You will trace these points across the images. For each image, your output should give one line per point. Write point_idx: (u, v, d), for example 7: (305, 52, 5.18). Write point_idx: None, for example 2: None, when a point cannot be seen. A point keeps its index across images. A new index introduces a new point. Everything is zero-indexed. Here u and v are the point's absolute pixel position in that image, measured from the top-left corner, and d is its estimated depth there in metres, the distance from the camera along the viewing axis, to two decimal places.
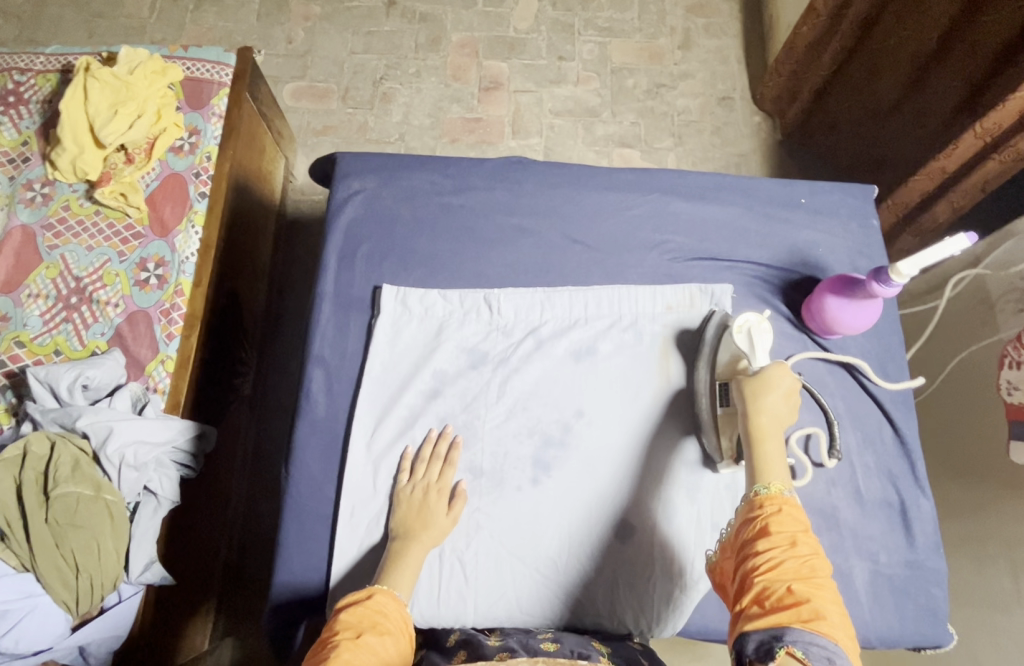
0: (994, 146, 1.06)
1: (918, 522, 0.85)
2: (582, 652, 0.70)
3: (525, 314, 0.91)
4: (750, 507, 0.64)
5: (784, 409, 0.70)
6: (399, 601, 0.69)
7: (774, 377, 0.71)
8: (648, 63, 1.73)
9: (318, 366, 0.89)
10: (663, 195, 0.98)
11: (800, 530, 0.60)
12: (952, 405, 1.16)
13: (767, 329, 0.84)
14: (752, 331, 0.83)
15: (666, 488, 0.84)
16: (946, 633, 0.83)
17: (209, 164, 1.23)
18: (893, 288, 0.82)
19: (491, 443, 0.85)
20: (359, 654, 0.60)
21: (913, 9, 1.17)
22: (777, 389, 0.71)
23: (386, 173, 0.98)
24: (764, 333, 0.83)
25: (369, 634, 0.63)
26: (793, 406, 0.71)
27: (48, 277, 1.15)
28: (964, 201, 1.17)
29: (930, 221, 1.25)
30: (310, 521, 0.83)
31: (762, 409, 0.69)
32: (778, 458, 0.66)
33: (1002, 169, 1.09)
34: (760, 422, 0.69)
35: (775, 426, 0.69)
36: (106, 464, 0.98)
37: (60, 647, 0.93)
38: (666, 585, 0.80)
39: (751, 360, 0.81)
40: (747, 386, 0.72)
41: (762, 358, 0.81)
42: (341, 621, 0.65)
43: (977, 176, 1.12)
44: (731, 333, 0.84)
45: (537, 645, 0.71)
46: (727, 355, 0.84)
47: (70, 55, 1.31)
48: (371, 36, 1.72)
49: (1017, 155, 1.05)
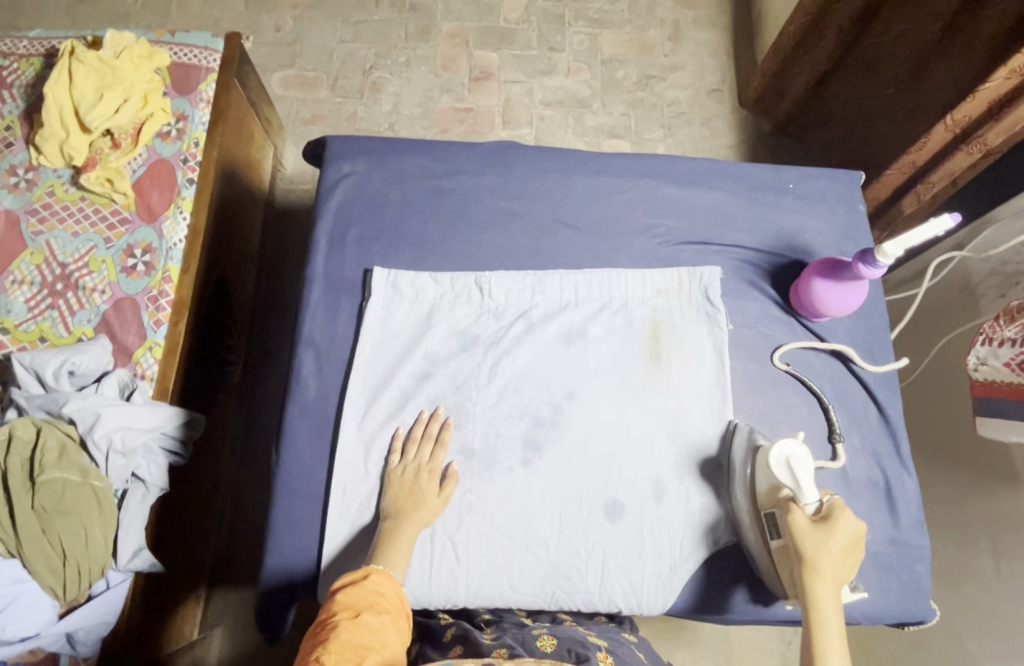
0: (963, 138, 1.09)
1: (903, 501, 0.87)
2: (579, 650, 0.71)
3: (516, 297, 0.91)
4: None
5: (841, 573, 0.67)
6: (394, 581, 0.69)
7: (837, 529, 0.68)
8: (638, 55, 1.73)
9: (308, 349, 0.89)
10: (652, 180, 0.98)
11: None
12: (934, 389, 1.18)
13: (806, 453, 0.74)
14: (791, 464, 0.73)
15: (659, 472, 0.84)
16: (930, 609, 0.84)
17: (197, 150, 1.22)
18: (878, 269, 0.82)
19: (483, 424, 0.85)
20: (360, 633, 0.61)
21: (903, 12, 1.19)
22: (837, 550, 0.67)
23: (376, 156, 0.97)
24: (804, 459, 0.73)
25: (367, 614, 0.63)
26: (850, 563, 0.69)
27: (32, 264, 1.14)
28: (930, 195, 1.20)
29: (899, 212, 1.27)
30: (300, 502, 0.83)
31: (821, 578, 0.66)
32: (836, 642, 0.63)
33: (970, 161, 1.11)
34: (819, 592, 0.66)
35: (835, 591, 0.66)
36: (93, 450, 0.98)
37: (47, 634, 0.92)
38: (657, 564, 0.81)
39: (799, 497, 0.71)
40: (803, 545, 0.68)
41: (810, 495, 0.71)
42: (337, 602, 0.64)
43: (945, 169, 1.15)
44: (769, 464, 0.74)
45: (533, 643, 0.73)
46: (765, 483, 0.76)
47: (54, 39, 1.29)
48: (360, 24, 1.71)
49: (985, 147, 1.08)
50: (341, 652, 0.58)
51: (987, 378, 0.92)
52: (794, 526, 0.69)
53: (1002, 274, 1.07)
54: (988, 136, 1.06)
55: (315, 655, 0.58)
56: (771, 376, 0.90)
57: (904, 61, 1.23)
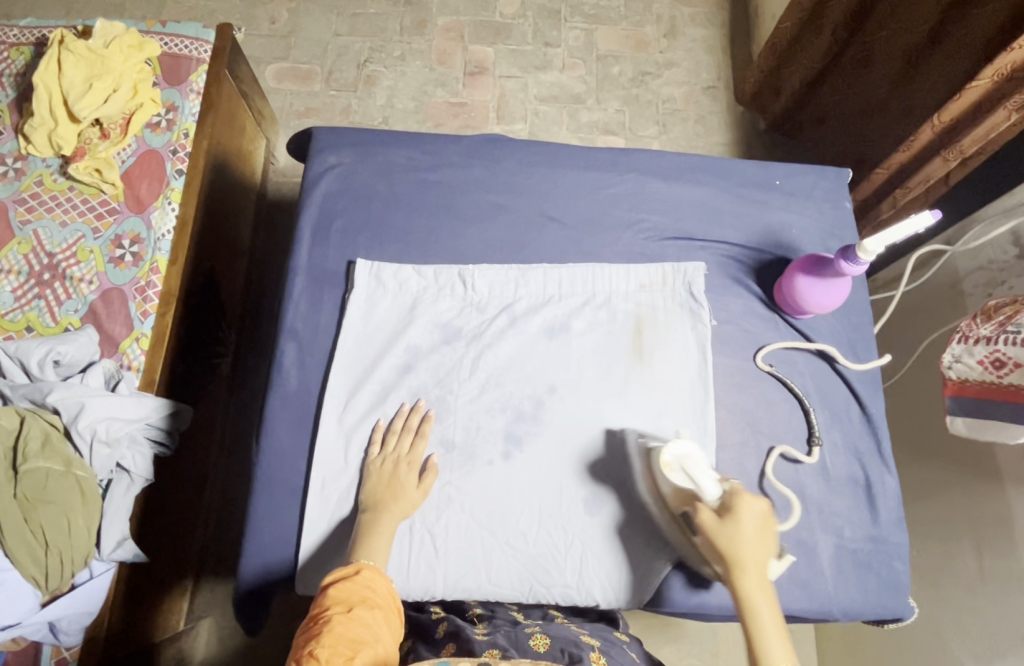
0: (945, 142, 1.08)
1: (883, 499, 0.87)
2: (572, 650, 0.70)
3: (499, 291, 0.91)
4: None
5: (762, 558, 0.69)
6: (385, 577, 0.69)
7: (742, 519, 0.69)
8: (633, 51, 1.73)
9: (290, 340, 0.88)
10: (640, 175, 0.98)
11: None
12: (919, 389, 1.18)
13: (696, 452, 0.76)
14: (684, 465, 0.75)
15: (611, 473, 0.84)
16: (907, 606, 0.84)
17: (186, 141, 1.22)
18: (860, 266, 0.82)
19: (464, 417, 0.85)
20: (353, 628, 0.61)
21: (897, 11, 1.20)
22: (750, 536, 0.69)
23: (362, 148, 0.97)
24: (698, 461, 0.75)
25: (360, 609, 0.63)
26: (769, 536, 0.70)
27: (20, 253, 1.13)
28: (906, 200, 1.21)
29: (877, 215, 1.29)
30: (280, 494, 0.83)
31: (745, 573, 0.68)
32: (771, 628, 0.66)
33: (947, 167, 1.10)
34: (745, 584, 0.67)
35: (761, 580, 0.68)
36: (78, 440, 0.98)
37: (29, 623, 0.92)
38: (635, 557, 0.82)
39: (702, 496, 0.73)
40: (719, 545, 0.69)
41: (710, 487, 0.73)
42: (329, 597, 0.65)
43: (923, 174, 1.14)
44: (664, 473, 0.76)
45: (526, 643, 0.72)
46: (670, 488, 0.77)
47: (44, 28, 1.28)
48: (356, 18, 1.71)
49: (961, 155, 1.07)
50: (334, 645, 0.59)
51: (960, 377, 0.91)
52: (707, 531, 0.70)
53: (989, 272, 1.07)
54: (965, 143, 1.05)
55: (309, 650, 0.59)
56: (752, 373, 0.90)
57: (898, 59, 1.24)
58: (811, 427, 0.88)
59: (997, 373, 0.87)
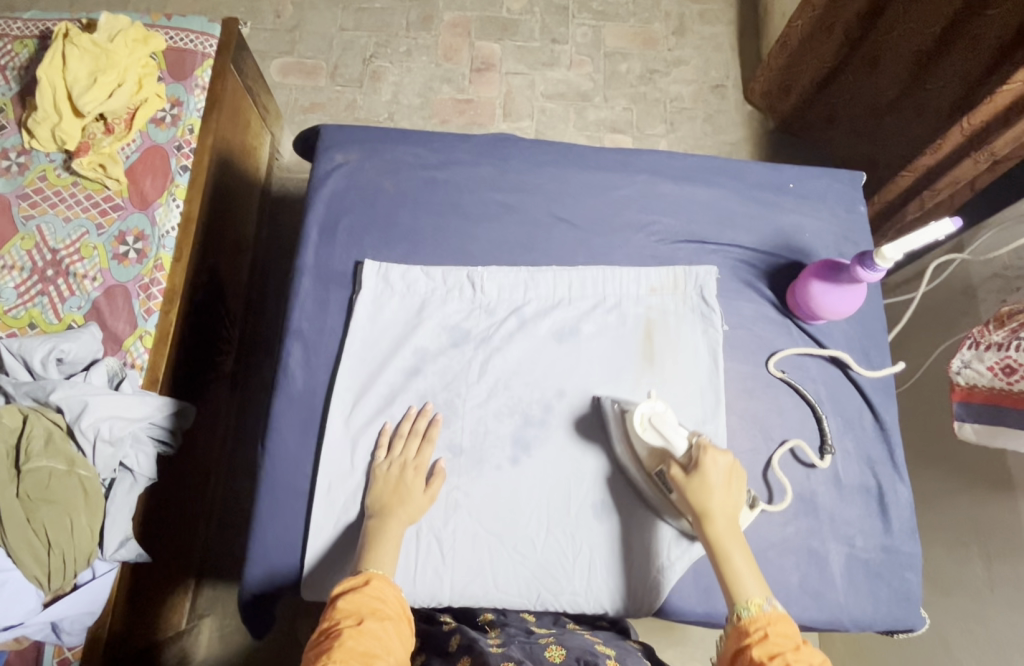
0: (974, 144, 1.06)
1: (895, 508, 0.86)
2: (589, 659, 0.70)
3: (508, 293, 0.90)
4: (738, 639, 0.64)
5: (731, 507, 0.71)
6: (394, 585, 0.68)
7: (707, 471, 0.71)
8: (641, 48, 1.71)
9: (296, 340, 0.87)
10: (651, 176, 0.97)
11: (790, 649, 0.61)
12: (931, 395, 1.17)
13: (662, 406, 0.76)
14: (655, 422, 0.75)
15: (604, 468, 0.83)
16: (919, 617, 0.83)
17: (191, 137, 1.21)
18: (877, 273, 0.81)
19: (472, 421, 0.84)
20: (364, 642, 0.60)
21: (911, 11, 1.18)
22: (717, 486, 0.71)
23: (370, 146, 0.96)
24: (664, 415, 0.75)
25: (370, 620, 0.62)
26: (735, 485, 0.72)
27: (23, 249, 1.12)
28: (935, 201, 1.18)
29: (902, 219, 1.26)
30: (285, 496, 0.82)
31: (714, 521, 0.70)
32: (746, 569, 0.69)
33: (978, 168, 1.08)
34: (716, 532, 0.70)
35: (730, 528, 0.70)
36: (81, 440, 0.97)
37: (32, 623, 0.91)
38: (644, 564, 0.81)
39: (672, 451, 0.74)
40: (690, 498, 0.71)
41: (681, 442, 0.74)
42: (339, 609, 0.64)
43: (952, 175, 1.12)
44: (638, 433, 0.75)
45: (541, 654, 0.70)
46: (645, 449, 0.78)
47: (48, 21, 1.27)
48: (361, 12, 1.69)
49: (993, 156, 1.05)
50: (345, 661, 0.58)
51: (970, 382, 0.91)
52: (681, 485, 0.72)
53: (1004, 278, 1.06)
54: (997, 144, 1.03)
55: None
56: (762, 379, 0.89)
57: (910, 59, 1.23)
58: (824, 435, 0.87)
59: (1006, 380, 0.85)
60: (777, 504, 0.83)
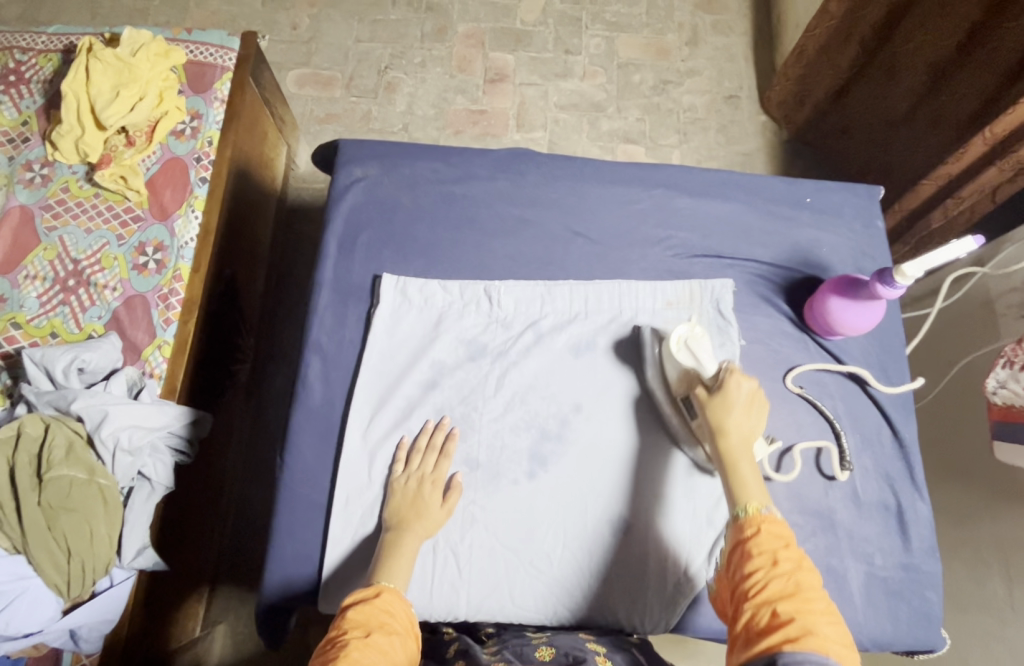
0: (999, 152, 1.05)
1: (916, 526, 0.85)
2: (577, 653, 0.69)
3: (525, 307, 0.91)
4: (733, 537, 0.64)
5: (749, 426, 0.71)
6: (404, 601, 0.67)
7: (729, 390, 0.72)
8: (655, 59, 1.72)
9: (315, 354, 0.88)
10: (667, 191, 0.97)
11: (781, 547, 0.61)
12: (951, 410, 1.15)
13: (699, 333, 0.81)
14: (690, 343, 0.80)
15: (622, 477, 0.84)
16: (940, 637, 0.82)
17: (210, 149, 1.22)
18: (897, 290, 0.80)
19: (489, 436, 0.85)
20: (368, 655, 0.59)
21: (925, 27, 1.19)
22: (738, 404, 0.72)
23: (388, 160, 0.97)
24: (700, 341, 0.80)
25: (378, 634, 0.62)
26: (757, 410, 0.73)
27: (45, 259, 1.14)
28: (960, 210, 1.16)
29: (925, 228, 1.24)
30: (302, 509, 0.82)
31: (727, 434, 0.71)
32: (753, 478, 0.68)
33: (1004, 177, 1.07)
34: (728, 445, 0.70)
35: (744, 445, 0.70)
36: (101, 449, 0.98)
37: (51, 631, 0.92)
38: (662, 580, 0.80)
39: (701, 372, 0.78)
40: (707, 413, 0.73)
41: (710, 366, 0.79)
42: (348, 619, 0.63)
43: (975, 184, 1.11)
44: (672, 352, 0.81)
45: (531, 654, 0.70)
46: (677, 371, 0.81)
47: (72, 35, 1.29)
48: (376, 24, 1.71)
49: (1019, 164, 1.03)
50: None
51: (1006, 402, 0.92)
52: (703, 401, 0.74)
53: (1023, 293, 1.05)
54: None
55: None
56: (780, 395, 0.89)
57: (925, 71, 1.23)
58: (843, 450, 0.86)
59: None
60: (785, 474, 0.85)
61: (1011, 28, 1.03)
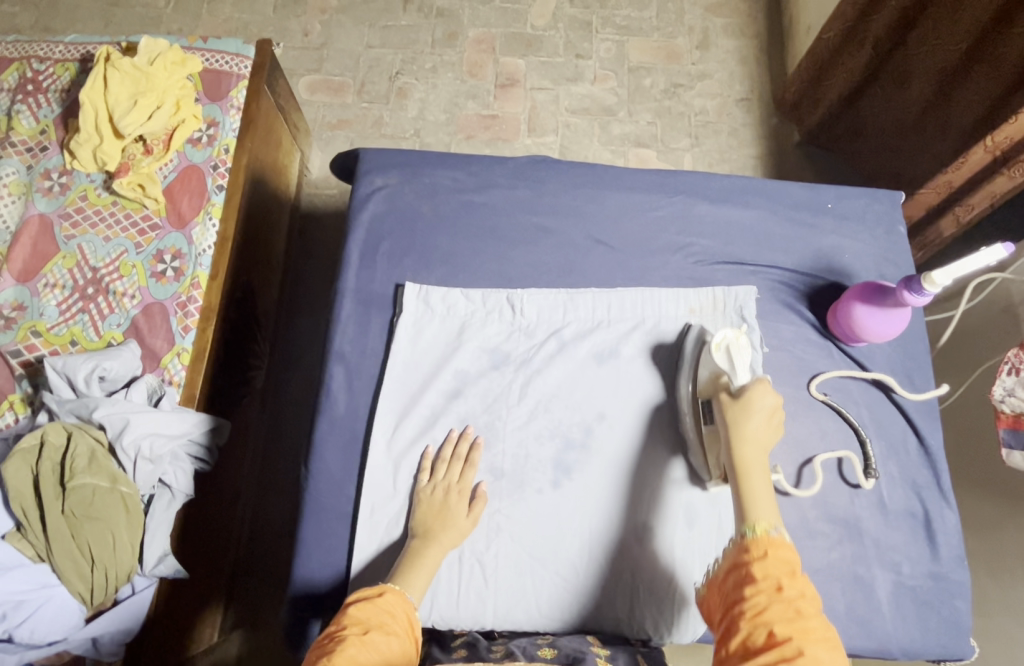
0: (1003, 161, 1.05)
1: (943, 534, 0.84)
2: (577, 653, 0.69)
3: (548, 315, 0.91)
4: (737, 556, 0.63)
5: (768, 445, 0.71)
6: (407, 602, 0.67)
7: (753, 403, 0.72)
8: (666, 62, 1.72)
9: (338, 363, 0.88)
10: (687, 198, 0.97)
11: (786, 573, 0.59)
12: (976, 415, 1.15)
13: (743, 342, 0.79)
14: (731, 348, 0.79)
15: (643, 479, 0.83)
16: (969, 646, 0.81)
17: (226, 156, 1.22)
18: (924, 298, 0.80)
19: (513, 445, 0.85)
20: (364, 652, 0.58)
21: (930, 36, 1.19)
22: (758, 413, 0.72)
23: (408, 169, 0.97)
24: (743, 350, 0.79)
25: (375, 633, 0.61)
26: (774, 426, 0.73)
27: (65, 267, 1.15)
28: (969, 217, 1.16)
29: (936, 235, 1.24)
30: (327, 518, 0.82)
31: (746, 445, 0.70)
32: (762, 493, 0.67)
33: (1009, 185, 1.06)
34: (743, 455, 0.69)
35: (758, 453, 0.70)
36: (123, 457, 0.98)
37: (74, 639, 0.92)
38: (688, 592, 0.80)
39: (732, 379, 0.77)
40: (729, 421, 0.72)
41: (744, 376, 0.77)
42: (349, 616, 0.62)
43: (982, 192, 1.11)
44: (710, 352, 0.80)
45: (534, 652, 0.70)
46: (707, 373, 0.81)
47: (89, 45, 1.30)
48: (387, 30, 1.72)
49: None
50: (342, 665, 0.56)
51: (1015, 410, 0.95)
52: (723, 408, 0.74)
53: None
54: None
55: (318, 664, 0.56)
56: (804, 402, 0.88)
57: (934, 78, 1.23)
58: (868, 457, 0.85)
59: None
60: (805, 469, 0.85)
61: (1008, 46, 1.05)
